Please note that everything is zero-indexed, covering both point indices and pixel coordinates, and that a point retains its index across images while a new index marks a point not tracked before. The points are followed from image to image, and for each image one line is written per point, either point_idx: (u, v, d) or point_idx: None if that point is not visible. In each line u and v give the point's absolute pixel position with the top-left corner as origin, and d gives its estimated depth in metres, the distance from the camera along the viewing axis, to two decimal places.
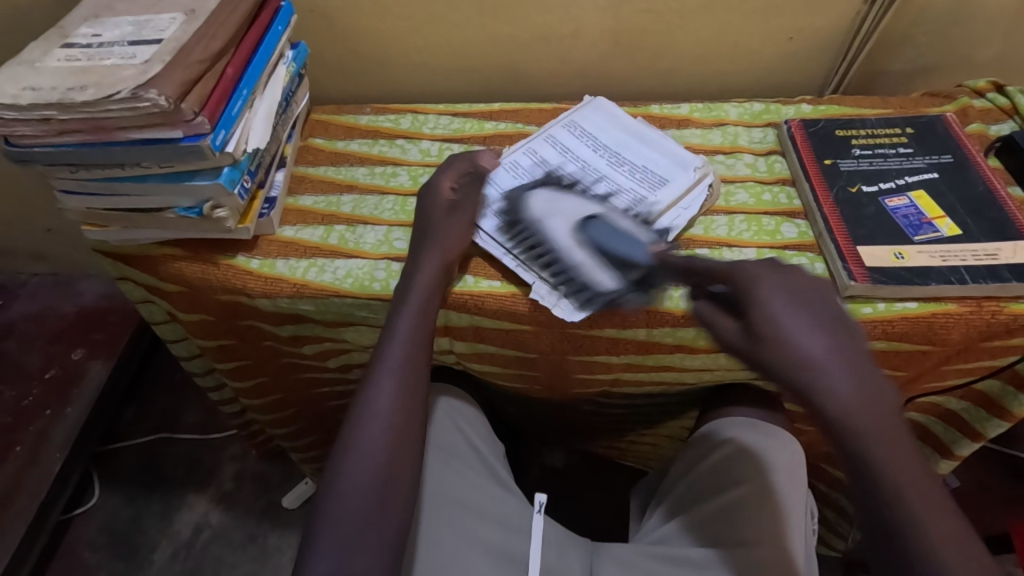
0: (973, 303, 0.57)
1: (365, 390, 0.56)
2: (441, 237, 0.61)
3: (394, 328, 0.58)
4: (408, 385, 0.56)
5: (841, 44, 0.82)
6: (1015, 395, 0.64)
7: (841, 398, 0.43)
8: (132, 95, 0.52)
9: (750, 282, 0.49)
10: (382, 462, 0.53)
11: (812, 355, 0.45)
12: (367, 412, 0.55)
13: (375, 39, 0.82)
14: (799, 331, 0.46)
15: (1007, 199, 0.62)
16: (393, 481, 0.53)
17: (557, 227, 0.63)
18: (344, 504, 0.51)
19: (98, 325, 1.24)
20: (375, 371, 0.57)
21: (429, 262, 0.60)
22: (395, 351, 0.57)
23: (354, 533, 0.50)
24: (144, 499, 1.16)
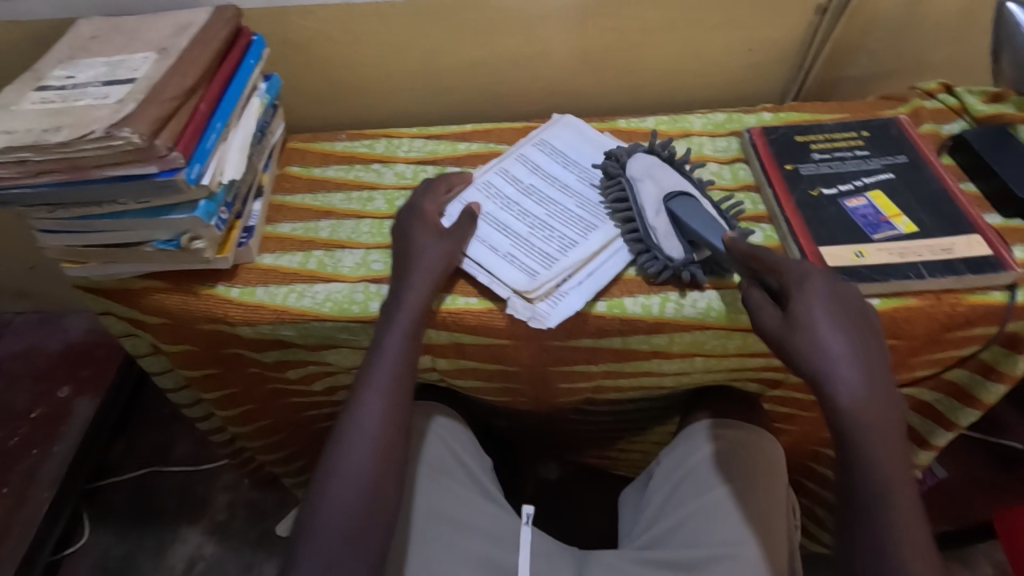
0: (933, 297, 0.59)
1: (354, 410, 0.57)
2: (427, 264, 0.62)
3: (385, 347, 0.59)
4: (394, 405, 0.57)
5: (798, 53, 0.85)
6: (984, 383, 0.66)
7: (847, 391, 0.50)
8: (106, 134, 0.54)
9: (799, 276, 0.55)
10: (369, 479, 0.54)
11: (836, 351, 0.51)
12: (357, 430, 0.56)
13: (348, 70, 0.84)
14: (828, 323, 0.52)
15: (959, 195, 0.65)
16: (380, 499, 0.54)
17: (648, 190, 0.66)
18: (332, 519, 0.52)
19: (85, 361, 1.23)
20: (363, 390, 0.57)
21: (420, 280, 0.61)
22: (384, 368, 0.58)
23: (336, 551, 0.51)
24: (137, 534, 1.15)
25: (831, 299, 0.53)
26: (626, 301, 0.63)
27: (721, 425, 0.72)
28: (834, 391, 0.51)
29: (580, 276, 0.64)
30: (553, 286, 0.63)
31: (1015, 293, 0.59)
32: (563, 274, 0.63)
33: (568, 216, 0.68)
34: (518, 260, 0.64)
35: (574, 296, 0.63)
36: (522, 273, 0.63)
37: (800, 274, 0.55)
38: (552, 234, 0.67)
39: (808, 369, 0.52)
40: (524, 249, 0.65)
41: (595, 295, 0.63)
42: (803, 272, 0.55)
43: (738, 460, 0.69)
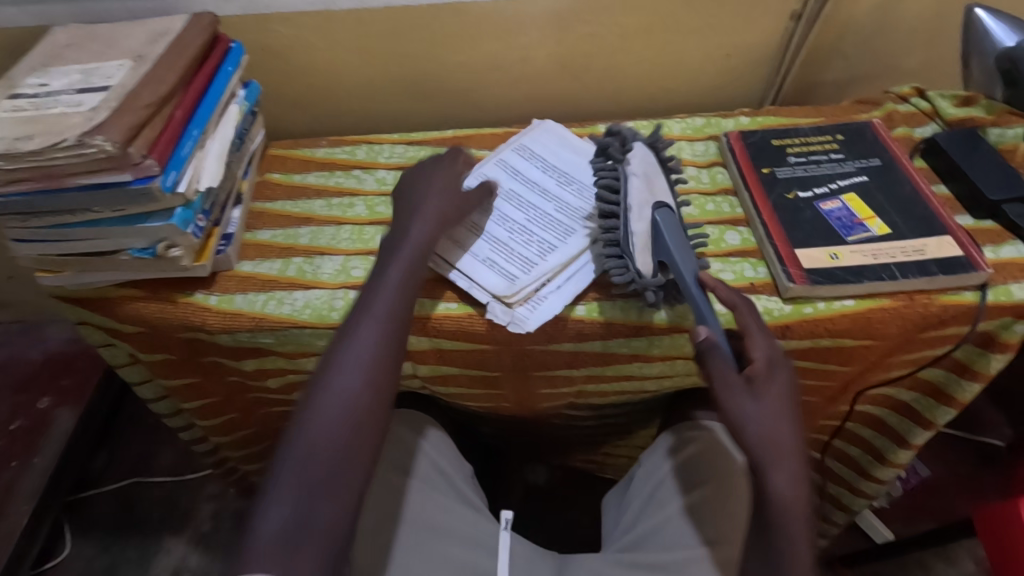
0: (906, 298, 0.60)
1: (346, 337, 0.53)
2: (439, 208, 0.62)
3: (384, 280, 0.57)
4: (390, 333, 0.54)
5: (775, 58, 0.87)
6: (958, 381, 0.67)
7: (781, 477, 0.50)
8: (78, 142, 0.53)
9: (768, 359, 0.54)
10: (358, 405, 0.49)
11: (785, 441, 0.51)
12: (347, 353, 0.51)
13: (329, 77, 0.84)
14: (781, 411, 0.52)
15: (931, 197, 0.66)
16: (370, 427, 0.49)
17: (637, 189, 0.62)
18: (314, 444, 0.46)
19: (66, 371, 1.22)
20: (359, 317, 0.54)
21: (429, 217, 0.61)
22: (383, 296, 0.55)
23: (317, 478, 0.45)
24: (119, 546, 1.13)
25: (789, 390, 0.53)
26: (605, 305, 0.64)
27: (699, 427, 0.73)
28: (773, 472, 0.50)
29: (559, 280, 0.64)
30: (532, 290, 0.63)
31: (987, 292, 0.60)
32: (541, 278, 0.64)
33: (547, 220, 0.69)
34: (497, 265, 0.65)
35: (553, 301, 0.63)
36: (501, 278, 0.64)
37: (770, 357, 0.54)
38: (531, 238, 0.67)
39: (753, 437, 0.50)
40: (504, 254, 0.66)
41: (575, 297, 0.64)
42: (773, 358, 0.54)
43: (717, 462, 0.69)
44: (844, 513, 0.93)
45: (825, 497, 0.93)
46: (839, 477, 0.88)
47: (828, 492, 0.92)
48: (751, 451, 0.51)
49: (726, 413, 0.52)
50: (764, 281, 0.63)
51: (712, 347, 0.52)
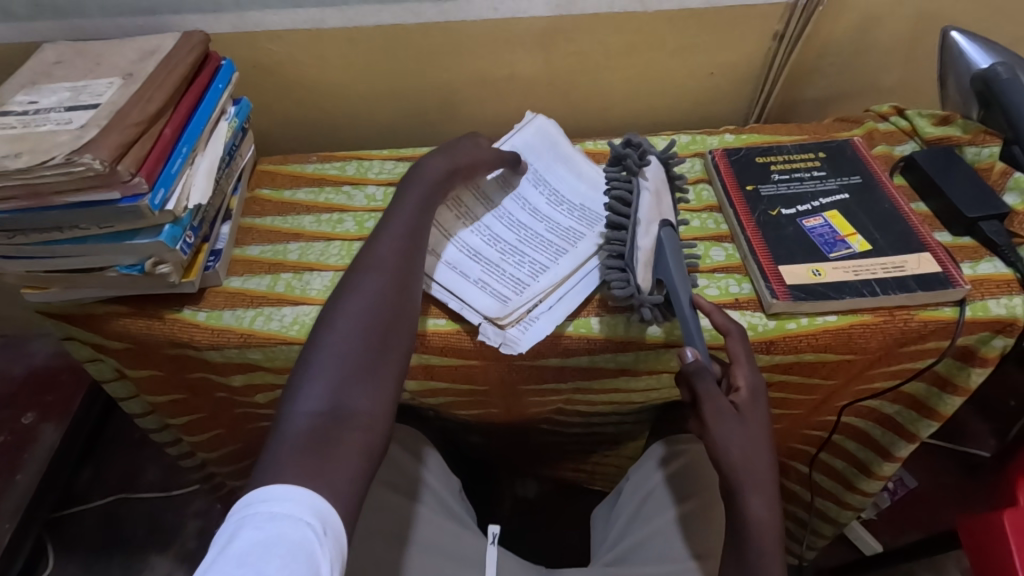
0: (886, 313, 0.61)
1: (370, 249, 0.57)
2: (455, 156, 0.67)
3: (404, 202, 0.61)
4: (412, 243, 0.58)
5: (759, 76, 0.88)
6: (940, 395, 0.69)
7: (758, 502, 0.52)
8: (66, 160, 0.53)
9: (752, 386, 0.55)
10: (381, 305, 0.53)
11: (762, 471, 0.52)
12: (371, 266, 0.55)
13: (319, 93, 0.84)
14: (760, 439, 0.54)
15: (910, 214, 0.67)
16: (393, 329, 0.52)
17: (649, 203, 0.62)
18: (343, 343, 0.49)
19: (50, 386, 1.20)
20: (381, 231, 0.59)
21: (440, 157, 0.66)
22: (403, 213, 0.60)
23: (348, 364, 0.48)
24: (103, 564, 1.12)
25: (767, 421, 0.55)
26: (591, 320, 0.64)
27: (682, 441, 0.74)
28: (750, 499, 0.52)
29: (551, 301, 0.64)
30: (524, 311, 0.64)
31: (965, 308, 0.61)
32: (533, 300, 0.64)
33: (538, 241, 0.70)
34: (488, 287, 0.65)
35: (544, 322, 0.63)
36: (494, 299, 0.64)
37: (753, 386, 0.55)
38: (523, 259, 0.68)
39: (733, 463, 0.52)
40: (496, 275, 0.66)
41: (566, 316, 0.64)
42: (756, 387, 0.55)
43: (702, 474, 0.70)
44: (831, 526, 0.93)
45: (812, 509, 0.93)
46: (826, 491, 0.89)
47: (815, 504, 0.92)
48: (730, 477, 0.52)
49: (709, 431, 0.53)
50: (749, 297, 0.64)
51: (702, 369, 0.54)
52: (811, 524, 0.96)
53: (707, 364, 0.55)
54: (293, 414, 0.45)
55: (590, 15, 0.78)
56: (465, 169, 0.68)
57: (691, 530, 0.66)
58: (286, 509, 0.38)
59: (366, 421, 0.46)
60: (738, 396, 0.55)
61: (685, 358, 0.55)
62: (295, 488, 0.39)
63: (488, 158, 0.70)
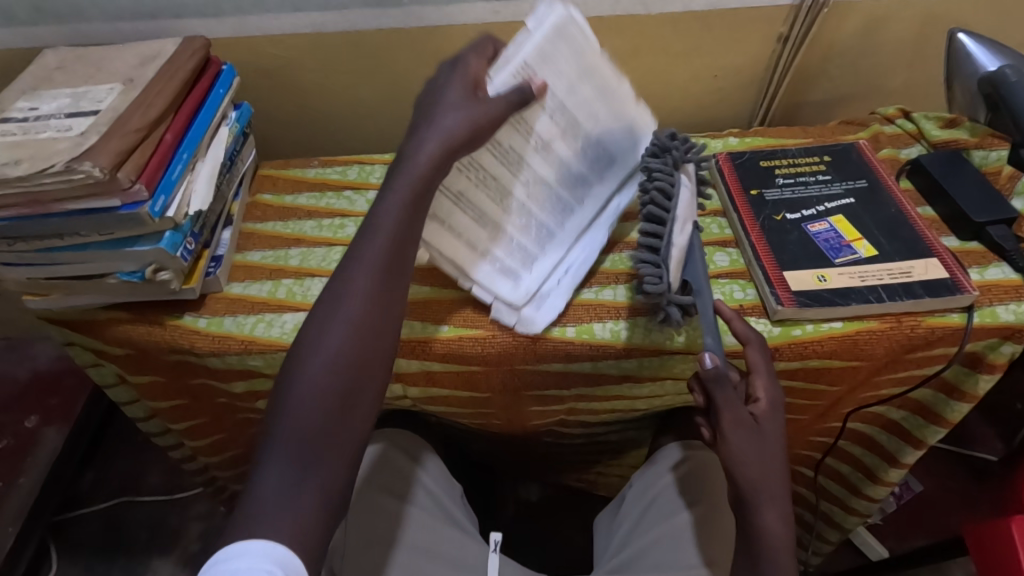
0: (893, 319, 0.61)
1: (335, 287, 0.49)
2: (454, 129, 0.51)
3: (377, 224, 0.50)
4: (383, 283, 0.49)
5: (763, 79, 0.88)
6: (947, 401, 0.68)
7: (771, 514, 0.52)
8: (66, 168, 0.53)
9: (770, 398, 0.55)
10: (344, 366, 0.46)
11: (775, 481, 0.53)
12: (335, 314, 0.48)
13: (321, 96, 0.84)
14: (773, 453, 0.54)
15: (917, 219, 0.66)
16: (357, 392, 0.46)
17: (685, 200, 0.60)
18: (300, 412, 0.44)
19: (53, 389, 1.20)
20: (347, 264, 0.50)
21: (429, 145, 0.51)
22: (374, 242, 0.50)
23: (310, 441, 0.43)
24: (106, 568, 1.12)
25: (783, 436, 0.55)
26: (595, 327, 0.64)
27: (689, 446, 0.73)
28: (763, 510, 0.52)
29: (560, 275, 0.65)
30: (537, 287, 0.63)
31: (973, 314, 0.60)
32: (545, 275, 0.64)
33: (552, 198, 0.63)
34: (500, 261, 0.61)
35: (556, 297, 0.64)
36: (507, 280, 0.61)
37: (772, 400, 0.55)
38: (534, 220, 0.62)
39: (747, 478, 0.52)
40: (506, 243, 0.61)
41: (573, 288, 0.66)
42: (775, 401, 0.55)
43: (705, 481, 0.69)
44: (835, 531, 0.93)
45: (817, 513, 0.93)
46: (831, 495, 0.88)
47: (820, 509, 0.92)
48: (743, 488, 0.53)
49: (726, 441, 0.53)
50: (753, 302, 0.64)
51: (724, 375, 0.52)
52: (816, 529, 0.95)
53: (724, 369, 0.53)
54: (258, 497, 0.41)
55: (593, 18, 0.78)
56: (472, 146, 0.53)
57: (693, 538, 0.65)
58: (251, 563, 0.38)
59: (332, 502, 0.43)
60: (757, 407, 0.55)
61: (704, 364, 0.53)
62: (257, 541, 0.39)
63: (502, 116, 0.53)
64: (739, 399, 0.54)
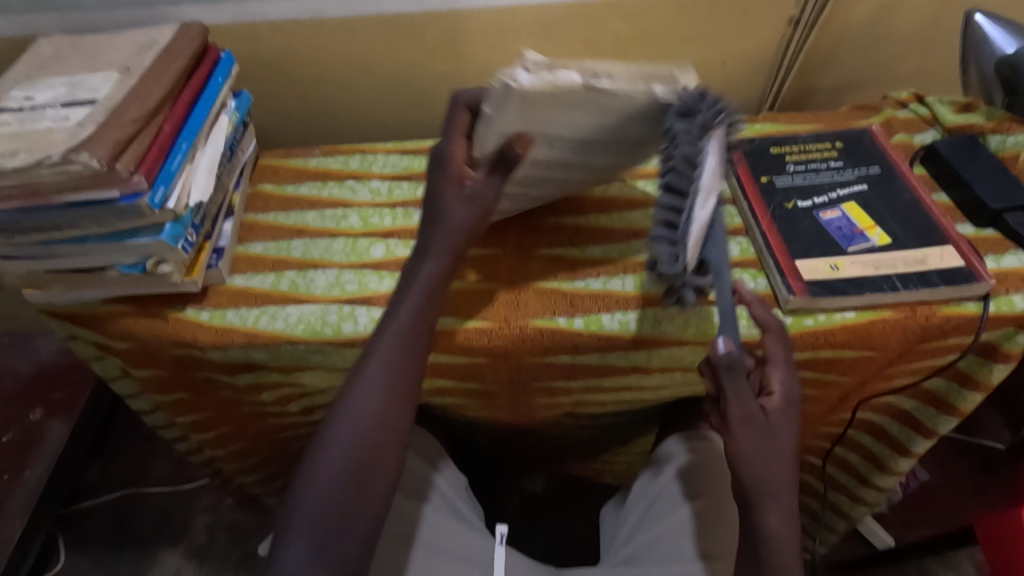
0: (907, 309, 0.59)
1: (354, 380, 0.52)
2: (454, 226, 0.55)
3: (393, 319, 0.54)
4: (400, 376, 0.51)
5: (772, 63, 0.86)
6: (960, 391, 0.67)
7: (777, 514, 0.51)
8: (63, 159, 0.52)
9: (785, 390, 0.54)
10: (360, 457, 0.48)
11: (781, 477, 0.51)
12: (354, 404, 0.50)
13: (321, 84, 0.82)
14: (782, 450, 0.52)
15: (932, 206, 0.65)
16: (374, 480, 0.48)
17: (711, 161, 0.53)
18: (322, 497, 0.47)
19: (57, 382, 1.20)
20: (366, 357, 0.52)
21: (439, 243, 0.55)
22: (388, 339, 0.52)
23: (325, 524, 0.46)
24: (114, 559, 1.12)
25: (795, 431, 0.53)
26: (603, 317, 0.63)
27: (696, 439, 0.73)
28: (768, 509, 0.51)
29: None
30: None
31: (989, 303, 0.59)
32: None
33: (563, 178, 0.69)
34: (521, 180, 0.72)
35: None
36: None
37: (786, 394, 0.54)
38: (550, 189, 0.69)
39: (750, 474, 0.51)
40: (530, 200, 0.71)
41: None
42: (790, 394, 0.54)
43: (712, 473, 0.69)
44: (842, 520, 0.92)
45: (825, 503, 0.92)
46: (840, 484, 0.88)
47: (828, 498, 0.91)
48: (747, 485, 0.52)
49: (732, 434, 0.52)
50: (764, 292, 0.63)
51: (737, 362, 0.52)
52: (824, 519, 0.95)
53: (739, 357, 0.53)
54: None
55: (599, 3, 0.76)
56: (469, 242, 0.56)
57: (701, 530, 0.65)
58: None
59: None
60: (770, 400, 0.54)
61: (717, 350, 0.53)
62: None
63: (490, 202, 0.54)
64: (750, 391, 0.53)
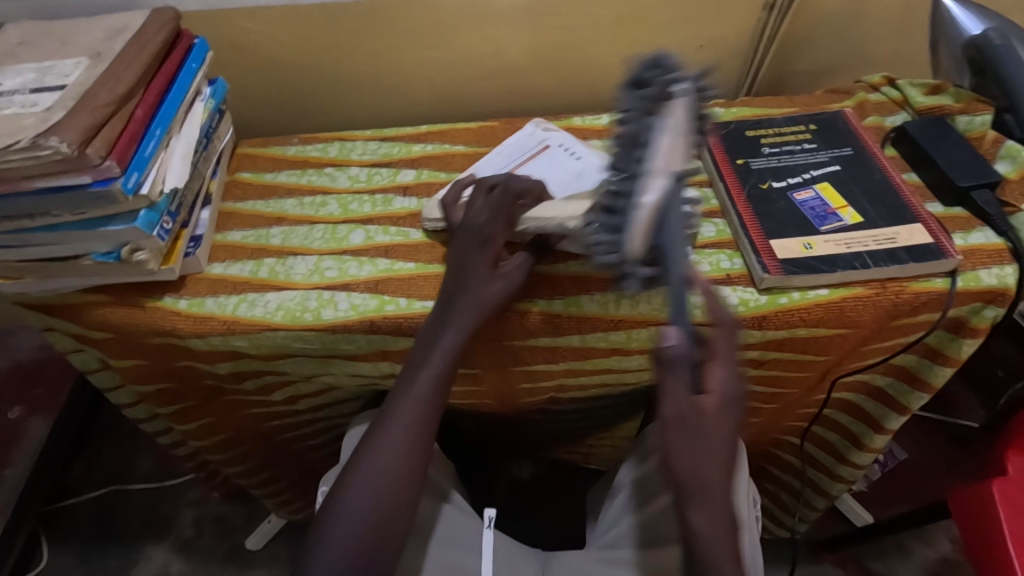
0: (878, 286, 0.61)
1: (371, 443, 0.56)
2: (481, 299, 0.59)
3: (410, 385, 0.57)
4: (414, 442, 0.56)
5: (748, 48, 0.87)
6: (931, 366, 0.68)
7: (701, 517, 0.47)
8: (31, 144, 0.51)
9: (724, 391, 0.49)
10: (374, 519, 0.53)
11: (719, 477, 0.48)
12: (370, 466, 0.55)
13: (298, 71, 0.82)
14: (717, 452, 0.47)
15: (902, 185, 0.66)
16: (386, 537, 0.53)
17: (667, 144, 0.44)
18: (339, 551, 0.52)
19: (37, 379, 1.18)
20: (384, 420, 0.57)
21: (461, 314, 0.58)
22: (406, 406, 0.57)
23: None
24: (99, 556, 1.12)
25: (733, 431, 0.48)
26: (583, 300, 0.63)
27: None
28: (692, 509, 0.48)
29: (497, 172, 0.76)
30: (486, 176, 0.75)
31: (956, 279, 0.61)
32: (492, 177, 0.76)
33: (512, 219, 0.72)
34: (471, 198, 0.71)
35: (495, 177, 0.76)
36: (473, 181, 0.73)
37: (726, 394, 0.48)
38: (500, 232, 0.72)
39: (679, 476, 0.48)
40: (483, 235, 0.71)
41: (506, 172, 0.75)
42: (730, 395, 0.49)
43: None
44: (823, 499, 0.94)
45: (805, 481, 0.94)
46: (819, 463, 0.90)
47: (807, 477, 0.93)
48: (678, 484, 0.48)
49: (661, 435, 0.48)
50: (740, 272, 0.63)
51: (677, 359, 0.46)
52: (804, 497, 0.97)
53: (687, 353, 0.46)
54: None
55: None
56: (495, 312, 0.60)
57: None
58: None
59: None
60: (707, 398, 0.48)
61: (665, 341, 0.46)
62: None
63: (518, 282, 0.61)
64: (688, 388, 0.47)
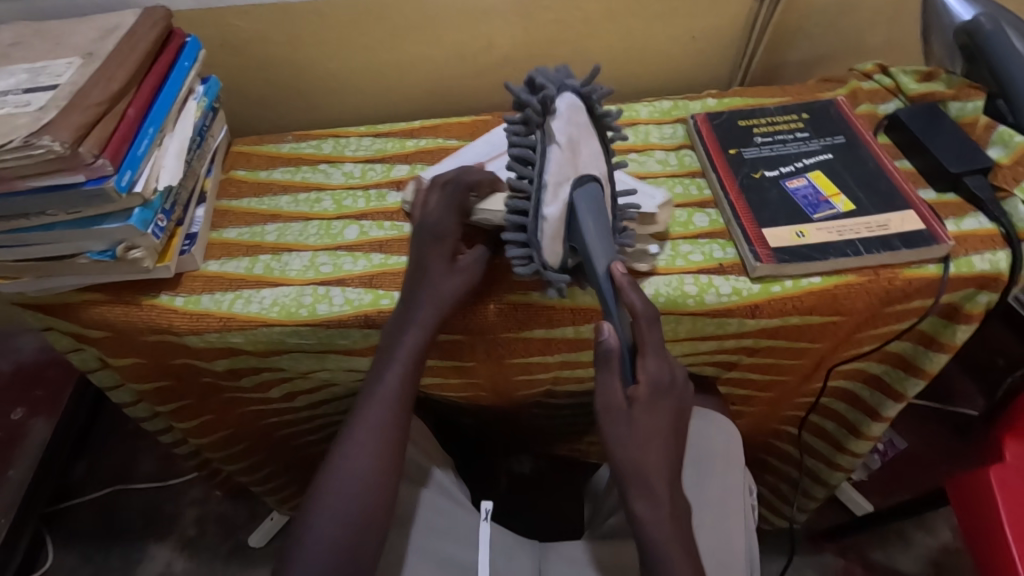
0: (871, 272, 0.61)
1: (343, 446, 0.57)
2: (437, 296, 0.59)
3: (376, 386, 0.58)
4: (385, 441, 0.57)
5: (740, 39, 0.87)
6: (926, 353, 0.69)
7: (644, 503, 0.52)
8: (25, 143, 0.52)
9: (654, 379, 0.52)
10: (354, 520, 0.54)
11: (650, 465, 0.51)
12: (343, 468, 0.56)
13: (290, 68, 0.82)
14: (652, 440, 0.52)
15: (894, 172, 0.67)
16: (368, 535, 0.55)
17: (558, 156, 0.52)
18: (323, 554, 0.53)
19: (38, 381, 1.18)
20: (354, 421, 0.58)
21: (423, 313, 0.59)
22: (374, 407, 0.58)
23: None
24: (103, 555, 1.13)
25: (663, 418, 0.52)
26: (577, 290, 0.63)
27: None
28: (635, 500, 0.52)
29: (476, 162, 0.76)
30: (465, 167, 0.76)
31: (949, 265, 0.61)
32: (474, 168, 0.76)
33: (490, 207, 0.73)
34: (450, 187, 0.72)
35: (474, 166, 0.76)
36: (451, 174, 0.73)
37: (655, 383, 0.51)
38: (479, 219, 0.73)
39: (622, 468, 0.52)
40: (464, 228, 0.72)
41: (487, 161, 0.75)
42: (659, 383, 0.52)
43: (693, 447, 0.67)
44: (821, 487, 0.94)
45: (804, 470, 0.94)
46: (816, 451, 0.90)
47: (805, 466, 0.93)
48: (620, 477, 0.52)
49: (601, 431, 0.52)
50: (733, 261, 0.64)
51: (612, 355, 0.50)
52: (802, 486, 0.97)
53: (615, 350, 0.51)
54: None
55: None
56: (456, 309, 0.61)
57: None
58: None
59: None
60: (637, 391, 0.51)
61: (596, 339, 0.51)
62: None
63: (474, 276, 0.61)
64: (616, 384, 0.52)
